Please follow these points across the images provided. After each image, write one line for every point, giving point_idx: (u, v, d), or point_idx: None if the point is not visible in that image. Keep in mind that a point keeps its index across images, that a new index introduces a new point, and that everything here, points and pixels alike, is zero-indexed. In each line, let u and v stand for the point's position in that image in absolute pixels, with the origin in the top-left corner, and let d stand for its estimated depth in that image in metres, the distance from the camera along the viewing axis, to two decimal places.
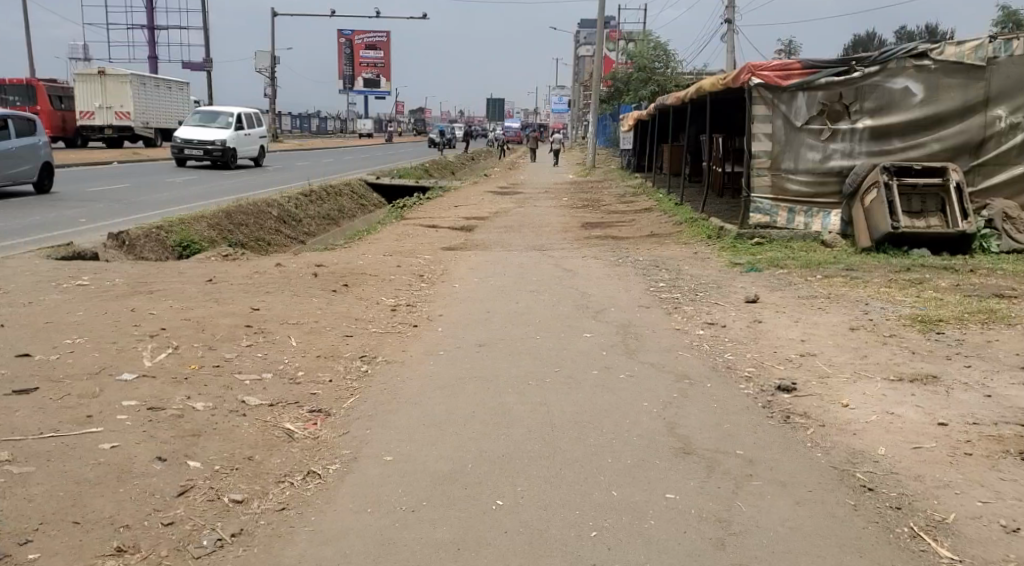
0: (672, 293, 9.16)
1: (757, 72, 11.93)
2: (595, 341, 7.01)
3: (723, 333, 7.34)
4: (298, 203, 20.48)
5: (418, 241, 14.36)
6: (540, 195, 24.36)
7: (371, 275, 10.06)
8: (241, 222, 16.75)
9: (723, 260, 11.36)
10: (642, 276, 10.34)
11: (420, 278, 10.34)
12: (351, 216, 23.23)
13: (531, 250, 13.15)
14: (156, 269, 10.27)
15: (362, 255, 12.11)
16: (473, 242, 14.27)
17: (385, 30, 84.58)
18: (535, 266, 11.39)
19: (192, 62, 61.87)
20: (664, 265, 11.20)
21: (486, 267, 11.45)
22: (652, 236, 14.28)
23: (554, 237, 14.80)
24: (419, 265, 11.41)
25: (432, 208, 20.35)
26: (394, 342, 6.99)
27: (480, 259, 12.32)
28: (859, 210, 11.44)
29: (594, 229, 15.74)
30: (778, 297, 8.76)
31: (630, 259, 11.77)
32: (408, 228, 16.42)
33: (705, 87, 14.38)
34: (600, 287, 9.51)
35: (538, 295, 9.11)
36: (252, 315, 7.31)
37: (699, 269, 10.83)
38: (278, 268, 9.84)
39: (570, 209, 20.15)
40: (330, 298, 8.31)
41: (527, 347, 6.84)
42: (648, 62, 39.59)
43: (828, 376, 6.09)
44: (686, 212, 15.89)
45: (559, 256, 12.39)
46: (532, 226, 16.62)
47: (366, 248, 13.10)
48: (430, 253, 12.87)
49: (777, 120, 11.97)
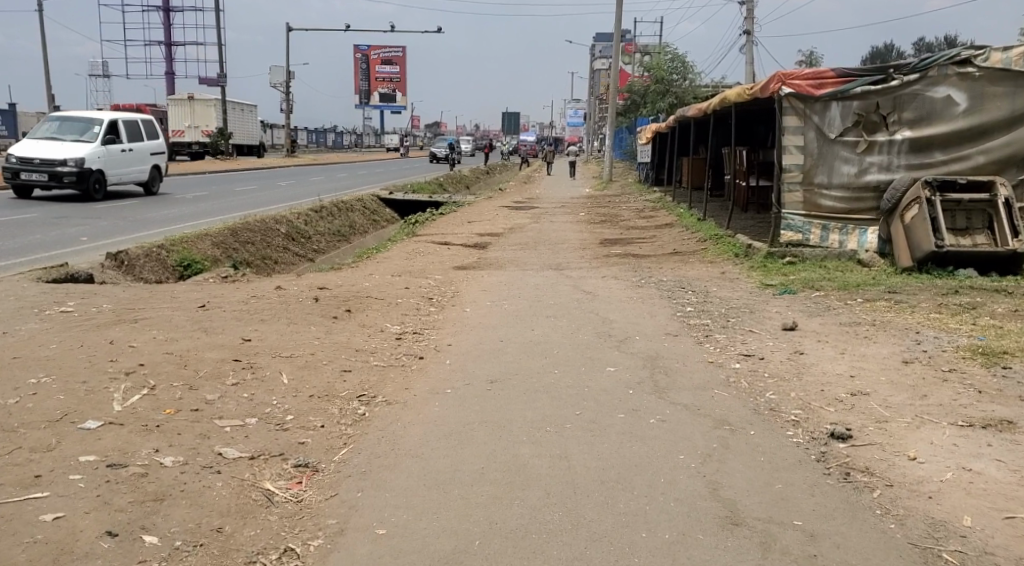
0: (701, 319, 8.46)
1: (789, 81, 11.14)
2: (620, 377, 6.31)
3: (761, 367, 6.63)
4: (308, 220, 19.91)
5: (430, 260, 13.71)
6: (556, 210, 23.71)
7: (376, 299, 9.41)
8: (247, 240, 16.18)
9: (753, 281, 10.65)
10: (668, 299, 9.66)
11: (429, 302, 9.67)
12: (363, 233, 22.64)
13: (547, 270, 12.47)
14: (149, 293, 9.66)
15: (371, 275, 11.48)
16: (486, 260, 13.61)
17: (401, 45, 84.41)
18: (553, 287, 10.72)
19: (209, 77, 61.89)
20: (689, 287, 10.51)
21: (500, 288, 10.79)
22: (675, 254, 13.56)
23: (571, 255, 14.12)
24: (429, 287, 10.75)
25: (445, 225, 19.73)
26: (399, 378, 6.33)
27: (493, 279, 11.67)
28: (899, 227, 10.70)
29: (613, 246, 15.05)
30: (818, 324, 8.05)
31: (653, 280, 11.08)
32: (420, 245, 15.78)
33: (728, 97, 13.67)
34: (623, 312, 8.81)
35: (556, 321, 8.44)
36: (242, 347, 6.65)
37: (728, 292, 10.13)
38: (277, 292, 9.20)
39: (588, 225, 19.48)
40: (330, 327, 7.65)
41: (544, 382, 6.15)
42: (665, 74, 38.89)
43: (887, 422, 5.37)
44: (710, 228, 15.17)
45: (578, 276, 11.71)
46: (549, 243, 15.97)
47: (376, 268, 12.50)
48: (442, 273, 12.23)
49: (810, 132, 11.26)
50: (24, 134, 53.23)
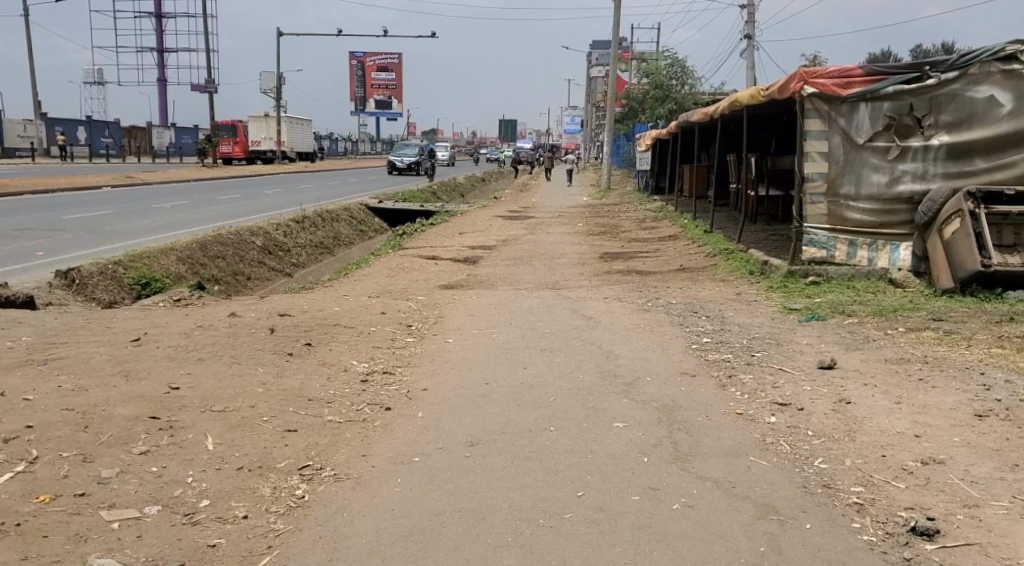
0: (720, 352, 7.28)
1: (813, 80, 10.05)
2: (629, 436, 5.10)
3: (803, 421, 5.43)
4: (288, 231, 18.73)
5: (414, 276, 12.54)
6: (552, 220, 22.55)
7: (346, 328, 8.21)
8: (217, 255, 15.01)
9: (773, 304, 9.45)
10: (678, 326, 8.48)
11: (407, 330, 8.47)
12: (348, 244, 21.46)
13: (541, 289, 11.25)
14: (86, 320, 8.44)
15: (345, 296, 10.29)
16: (476, 278, 12.42)
17: (397, 52, 83.44)
18: (548, 310, 9.53)
19: (201, 85, 60.73)
20: (699, 310, 9.31)
21: (488, 311, 9.61)
22: (681, 271, 12.38)
23: (567, 271, 12.90)
24: (409, 310, 9.57)
25: (434, 236, 18.56)
26: (358, 441, 5.10)
27: (483, 300, 10.49)
28: (937, 242, 9.46)
29: (614, 262, 13.84)
30: (858, 360, 6.86)
31: (659, 301, 9.90)
32: (406, 260, 14.60)
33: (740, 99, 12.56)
34: (628, 344, 7.62)
35: (553, 354, 7.27)
36: (165, 401, 5.41)
37: (745, 317, 8.94)
38: (230, 321, 8.00)
39: (586, 236, 18.35)
40: (282, 369, 6.44)
41: (538, 445, 4.95)
42: (664, 79, 37.77)
43: (979, 505, 4.20)
44: (719, 241, 13.98)
45: (576, 297, 10.50)
46: (544, 257, 14.78)
47: (354, 287, 11.33)
48: (426, 293, 11.06)
49: (835, 137, 10.14)
50: (8, 143, 51.82)
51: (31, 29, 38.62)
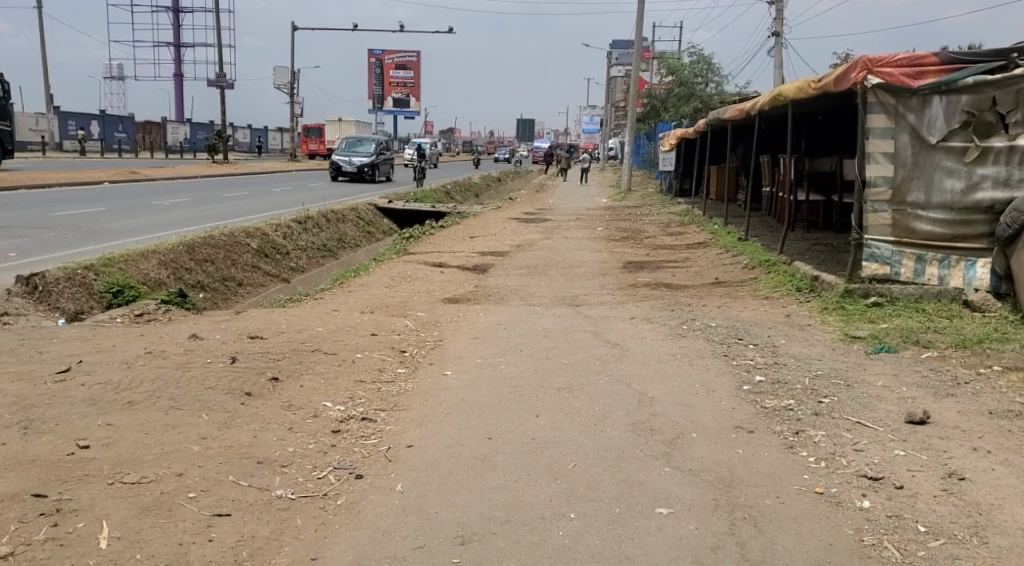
0: (778, 399, 5.93)
1: (878, 69, 8.58)
2: (675, 533, 3.87)
3: (907, 508, 4.10)
4: (287, 232, 17.46)
5: (416, 288, 11.23)
6: (571, 223, 21.18)
7: (326, 355, 6.89)
8: (205, 259, 13.74)
9: (829, 331, 8.09)
10: (721, 358, 7.14)
11: (400, 359, 7.16)
12: (353, 246, 20.19)
13: (558, 305, 9.91)
14: (22, 340, 7.16)
15: (332, 311, 8.99)
16: (485, 291, 11.09)
17: (417, 50, 82.28)
18: (568, 333, 8.22)
19: (216, 81, 59.47)
20: (742, 336, 7.98)
21: (497, 333, 8.30)
22: (716, 286, 11.00)
23: (587, 284, 11.54)
24: (404, 331, 8.26)
25: (444, 240, 17.25)
26: (309, 538, 3.84)
27: (491, 318, 9.16)
28: (1023, 259, 8.03)
29: (638, 273, 12.48)
30: (952, 411, 5.51)
31: (694, 323, 8.57)
32: (411, 267, 13.28)
33: (787, 94, 11.25)
34: (667, 384, 6.26)
35: (574, 394, 5.95)
36: (63, 467, 4.15)
37: (799, 346, 7.60)
38: (186, 347, 6.68)
39: (606, 242, 17.01)
40: (234, 414, 5.16)
41: (550, 549, 3.72)
42: (688, 77, 36.32)
43: None
44: (758, 252, 12.60)
45: (598, 317, 9.16)
46: (562, 266, 13.44)
47: (347, 299, 10.04)
48: (427, 309, 9.74)
49: (902, 136, 8.67)
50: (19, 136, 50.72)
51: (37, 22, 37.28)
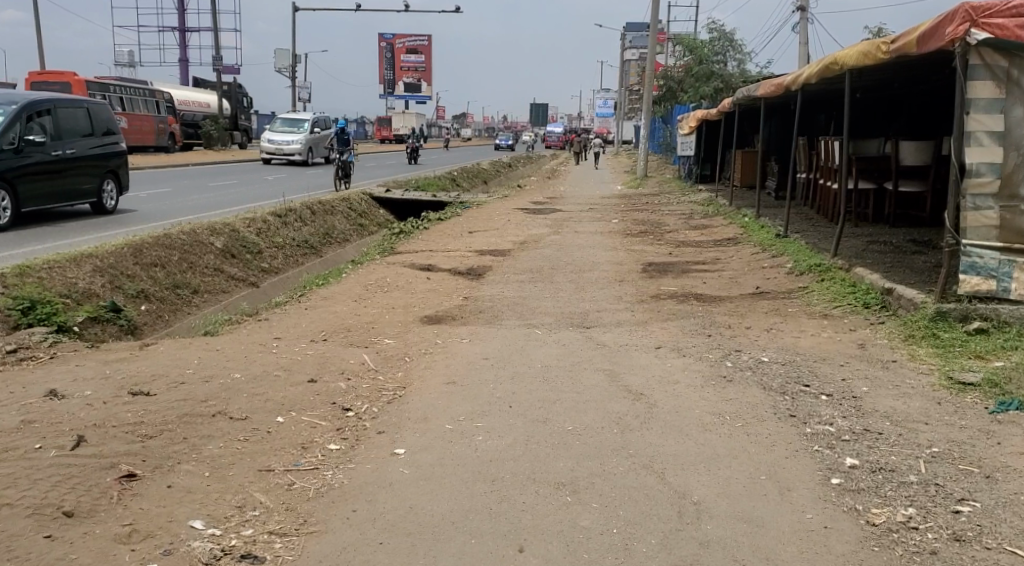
0: (887, 506, 3.92)
1: (987, 21, 6.47)
2: None
3: None
4: (261, 227, 15.49)
5: (394, 300, 9.23)
6: (582, 214, 19.16)
7: (233, 424, 4.90)
8: (154, 263, 11.76)
9: (921, 372, 6.04)
10: (786, 419, 5.11)
11: (340, 423, 5.16)
12: (343, 241, 18.24)
13: (562, 327, 7.87)
14: None
15: (274, 342, 7.01)
16: (477, 305, 9.07)
17: (428, 34, 80.03)
18: (575, 373, 6.22)
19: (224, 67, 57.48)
20: (804, 380, 5.98)
21: (481, 372, 6.30)
22: (759, 299, 8.94)
23: (599, 296, 9.50)
24: (360, 370, 6.27)
25: (439, 236, 15.27)
26: None
27: (475, 348, 7.16)
28: None
29: (662, 279, 10.44)
30: None
31: (738, 359, 6.56)
32: (395, 272, 11.29)
33: (848, 62, 9.24)
34: (716, 478, 4.23)
35: (580, 499, 3.95)
36: None
37: (885, 397, 5.58)
38: (28, 415, 4.70)
39: (623, 237, 14.96)
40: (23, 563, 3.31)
41: None
42: (709, 55, 34.19)
43: None
44: (806, 254, 10.53)
45: (614, 345, 7.14)
46: (570, 269, 11.42)
47: (304, 319, 8.05)
48: (399, 332, 7.77)
49: (1016, 109, 6.63)
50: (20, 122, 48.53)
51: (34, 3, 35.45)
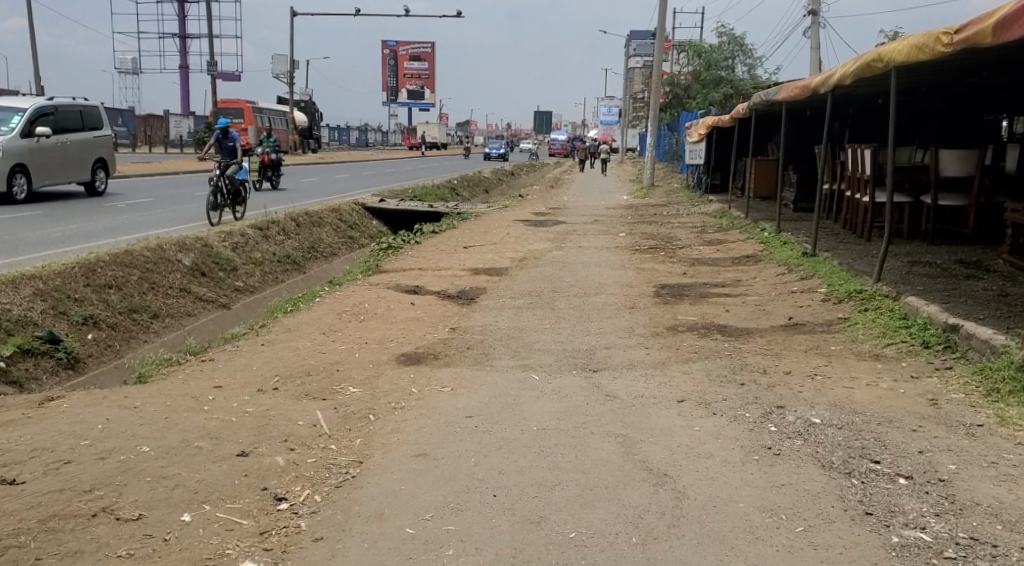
0: None
1: None
2: None
3: None
4: (237, 242, 14.20)
5: (368, 333, 7.97)
6: (588, 226, 17.91)
7: (121, 534, 3.64)
8: (109, 283, 10.47)
9: (1018, 443, 4.77)
10: (862, 524, 3.85)
11: (268, 524, 3.89)
12: (330, 255, 16.98)
13: (563, 370, 6.61)
14: None
15: (212, 394, 5.74)
16: (464, 338, 7.80)
17: (432, 41, 78.79)
18: (580, 438, 4.96)
19: (224, 74, 56.24)
20: (872, 454, 4.73)
21: (463, 437, 5.04)
22: (793, 335, 7.65)
23: (607, 327, 8.24)
24: (312, 434, 5.02)
25: (431, 251, 14.03)
26: None
27: (455, 399, 5.88)
28: None
29: (679, 305, 9.16)
30: None
31: (781, 418, 5.30)
32: (376, 295, 10.00)
33: (898, 56, 7.95)
34: None
35: None
36: None
37: (982, 481, 4.32)
38: None
39: (632, 254, 13.70)
40: None
41: None
42: (718, 59, 33.00)
43: None
44: (842, 279, 9.27)
45: (627, 397, 5.87)
46: (575, 292, 10.14)
47: (258, 360, 6.77)
48: (367, 375, 6.50)
49: None
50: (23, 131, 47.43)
51: (27, 10, 34.36)
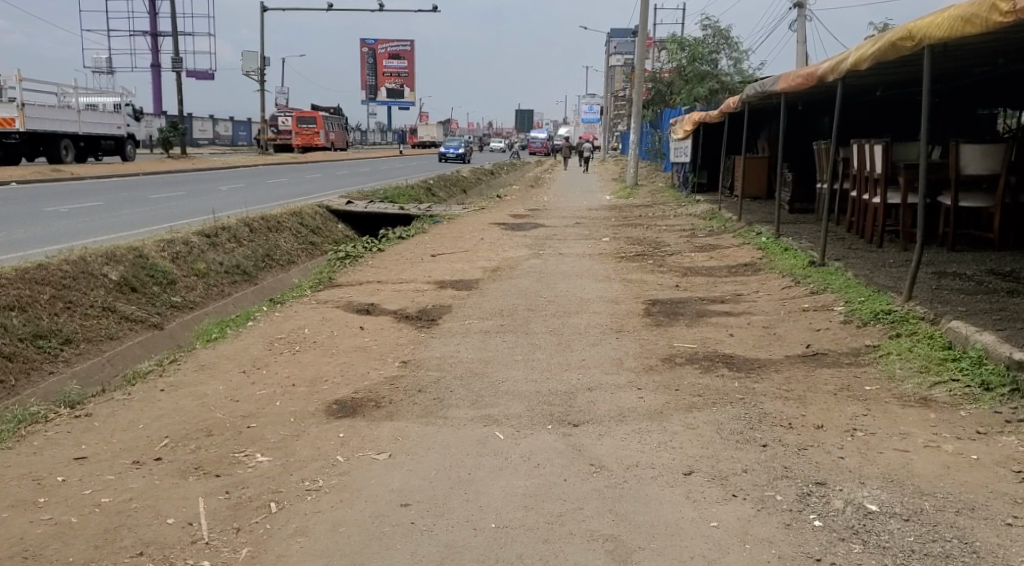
0: None
1: None
2: None
3: None
4: (178, 250, 12.74)
5: (300, 368, 6.57)
6: (568, 229, 16.55)
7: None
8: (10, 304, 9.01)
9: None
10: None
11: None
12: (288, 262, 15.56)
13: (536, 424, 5.23)
14: None
15: (67, 474, 4.33)
16: (415, 375, 6.41)
17: (411, 40, 77.22)
18: (556, 545, 3.60)
19: (194, 74, 54.53)
20: None
21: (392, 543, 3.65)
22: (815, 369, 6.31)
23: (590, 358, 6.86)
24: (181, 543, 3.70)
25: (394, 261, 12.62)
26: None
27: (391, 469, 4.48)
28: None
29: (674, 328, 7.81)
30: None
31: (825, 505, 3.96)
32: (323, 317, 8.59)
33: (939, 28, 6.59)
34: None
35: None
36: None
37: None
38: None
39: (616, 261, 12.35)
40: None
41: None
42: (703, 53, 31.67)
43: None
44: (863, 295, 7.93)
45: (617, 467, 4.48)
46: (553, 311, 8.77)
47: (150, 414, 5.36)
48: (285, 433, 5.09)
49: None
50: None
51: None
